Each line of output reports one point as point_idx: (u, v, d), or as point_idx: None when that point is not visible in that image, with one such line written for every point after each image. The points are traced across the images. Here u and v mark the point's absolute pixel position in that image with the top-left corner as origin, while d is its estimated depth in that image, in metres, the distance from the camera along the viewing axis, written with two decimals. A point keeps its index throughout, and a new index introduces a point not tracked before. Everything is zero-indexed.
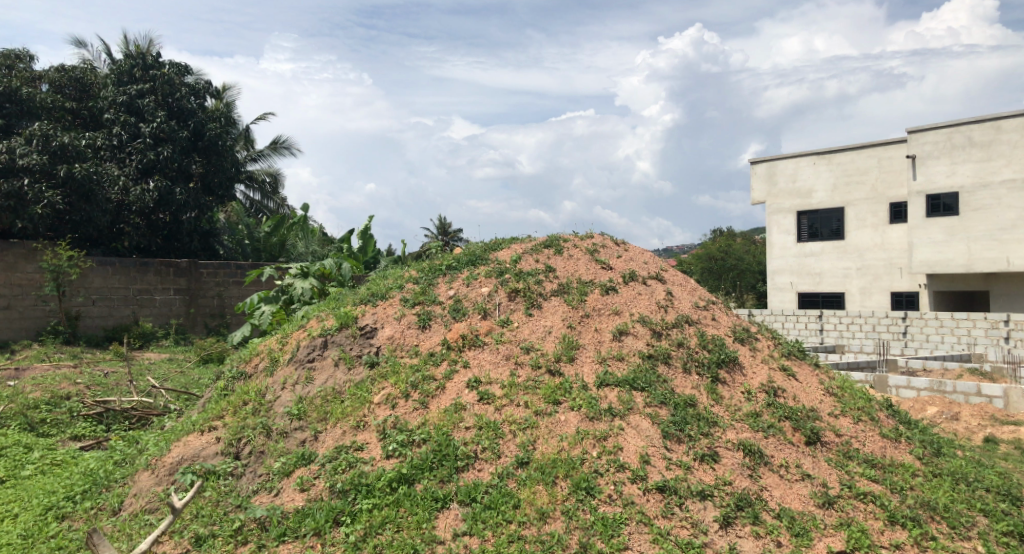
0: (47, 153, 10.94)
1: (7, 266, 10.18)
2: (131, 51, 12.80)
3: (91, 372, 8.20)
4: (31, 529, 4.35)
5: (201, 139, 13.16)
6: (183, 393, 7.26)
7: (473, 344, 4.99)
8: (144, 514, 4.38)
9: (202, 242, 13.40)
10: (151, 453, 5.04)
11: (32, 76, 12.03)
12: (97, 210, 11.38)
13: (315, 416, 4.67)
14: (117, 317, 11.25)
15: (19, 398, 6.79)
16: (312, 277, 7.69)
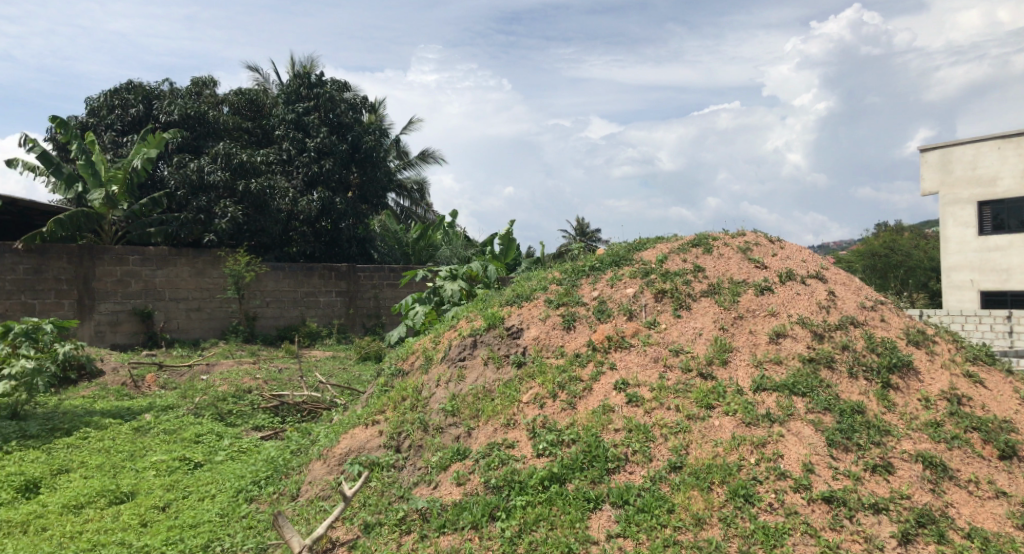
0: (229, 170, 12.04)
1: (197, 272, 11.21)
2: (298, 71, 13.84)
3: (267, 368, 8.97)
4: (226, 509, 4.83)
5: (358, 151, 13.99)
6: (347, 389, 7.76)
7: (620, 345, 4.98)
8: (319, 500, 4.75)
9: (359, 248, 14.22)
10: (323, 444, 5.45)
11: (216, 100, 13.30)
12: (269, 220, 12.37)
13: (468, 413, 4.86)
14: (287, 318, 12.20)
15: (210, 391, 7.57)
16: (461, 279, 7.96)
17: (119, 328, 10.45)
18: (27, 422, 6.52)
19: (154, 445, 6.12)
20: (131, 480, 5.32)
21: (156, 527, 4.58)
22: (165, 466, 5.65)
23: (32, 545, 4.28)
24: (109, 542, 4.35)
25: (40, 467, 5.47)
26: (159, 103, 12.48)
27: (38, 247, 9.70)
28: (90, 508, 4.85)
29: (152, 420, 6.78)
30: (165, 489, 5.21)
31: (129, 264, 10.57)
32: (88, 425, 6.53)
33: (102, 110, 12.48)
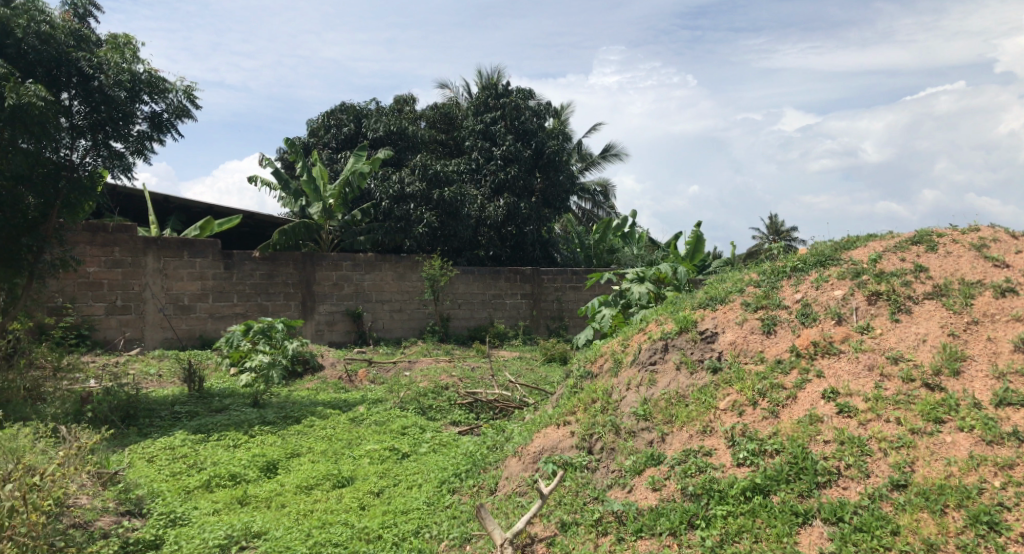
0: (425, 180, 12.78)
1: (398, 276, 11.99)
2: (486, 83, 14.38)
3: (463, 366, 9.38)
4: (432, 499, 5.13)
5: (542, 156, 14.22)
6: (536, 389, 7.90)
7: (828, 352, 4.66)
8: (516, 496, 4.89)
9: (543, 251, 14.54)
10: (518, 441, 5.61)
11: (415, 116, 14.24)
12: (461, 226, 12.98)
13: (661, 418, 4.78)
14: (478, 319, 12.71)
15: (413, 386, 8.07)
16: (649, 281, 7.80)
17: (333, 327, 11.43)
18: (264, 410, 7.31)
19: (367, 435, 6.64)
20: (350, 466, 5.81)
21: (373, 511, 4.95)
22: (377, 455, 6.11)
23: (275, 519, 4.80)
24: (334, 522, 4.76)
25: (276, 450, 6.11)
26: (367, 121, 13.58)
27: (270, 255, 10.84)
28: (317, 489, 5.34)
29: (365, 412, 7.35)
30: (379, 476, 5.63)
31: (342, 269, 11.51)
32: (313, 415, 7.20)
33: (320, 131, 13.78)
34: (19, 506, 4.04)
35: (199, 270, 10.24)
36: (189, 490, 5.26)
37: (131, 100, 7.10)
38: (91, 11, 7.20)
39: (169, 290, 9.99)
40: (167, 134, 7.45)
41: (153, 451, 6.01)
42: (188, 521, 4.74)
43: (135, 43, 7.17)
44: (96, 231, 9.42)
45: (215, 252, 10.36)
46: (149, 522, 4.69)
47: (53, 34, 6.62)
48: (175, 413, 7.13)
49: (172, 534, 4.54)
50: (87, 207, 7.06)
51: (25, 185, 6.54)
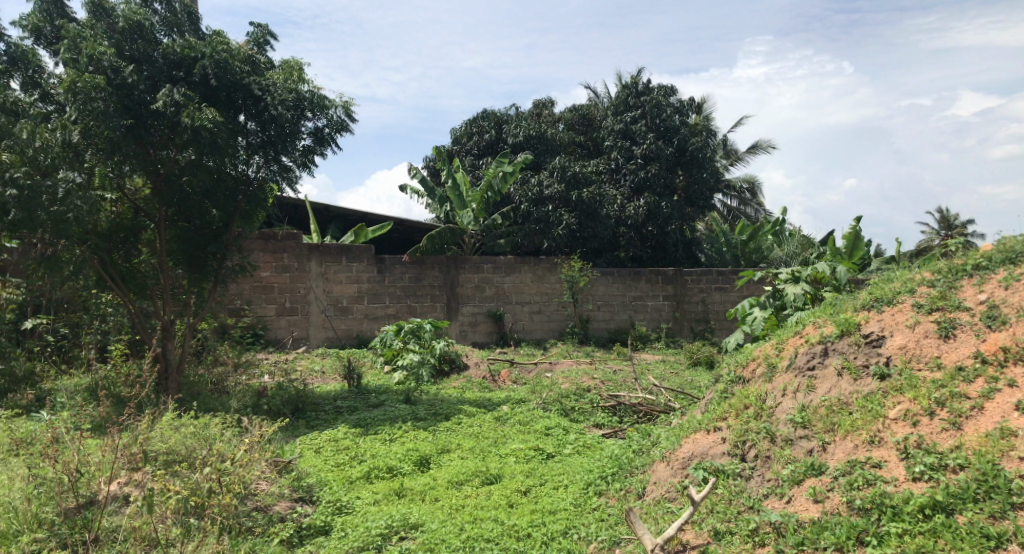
0: (564, 182, 12.79)
1: (538, 278, 12.07)
2: (626, 82, 14.16)
3: (604, 369, 9.29)
4: (579, 500, 5.11)
5: (684, 154, 13.83)
6: (681, 393, 7.67)
7: (1021, 359, 4.20)
8: (665, 502, 4.77)
9: (686, 251, 14.16)
10: (665, 446, 5.48)
11: (554, 119, 14.33)
12: (601, 226, 12.89)
13: (822, 426, 4.50)
14: (619, 321, 12.58)
15: (555, 388, 8.09)
16: (805, 282, 7.37)
17: (475, 328, 11.70)
18: (416, 406, 7.62)
19: (512, 435, 6.74)
20: (497, 464, 5.92)
21: (522, 509, 5.01)
22: (523, 454, 6.18)
23: (430, 512, 4.97)
24: (485, 518, 4.86)
25: (428, 446, 6.33)
26: (508, 127, 13.79)
27: (417, 259, 11.26)
28: (467, 485, 5.48)
29: (509, 412, 7.46)
30: (525, 475, 5.69)
31: (484, 272, 11.75)
32: (460, 413, 7.40)
33: (463, 137, 14.17)
34: (213, 487, 4.44)
35: (355, 273, 10.82)
36: (352, 480, 5.55)
37: (297, 118, 7.63)
38: (268, 39, 7.78)
39: (328, 293, 10.64)
40: (328, 147, 7.94)
41: (319, 442, 6.41)
42: (353, 509, 5.01)
43: (303, 65, 7.69)
44: (268, 239, 10.27)
45: (370, 256, 10.91)
46: (319, 509, 5.00)
47: (232, 61, 7.22)
48: (337, 407, 7.56)
49: (339, 521, 4.82)
50: (259, 218, 7.82)
51: (210, 199, 7.27)
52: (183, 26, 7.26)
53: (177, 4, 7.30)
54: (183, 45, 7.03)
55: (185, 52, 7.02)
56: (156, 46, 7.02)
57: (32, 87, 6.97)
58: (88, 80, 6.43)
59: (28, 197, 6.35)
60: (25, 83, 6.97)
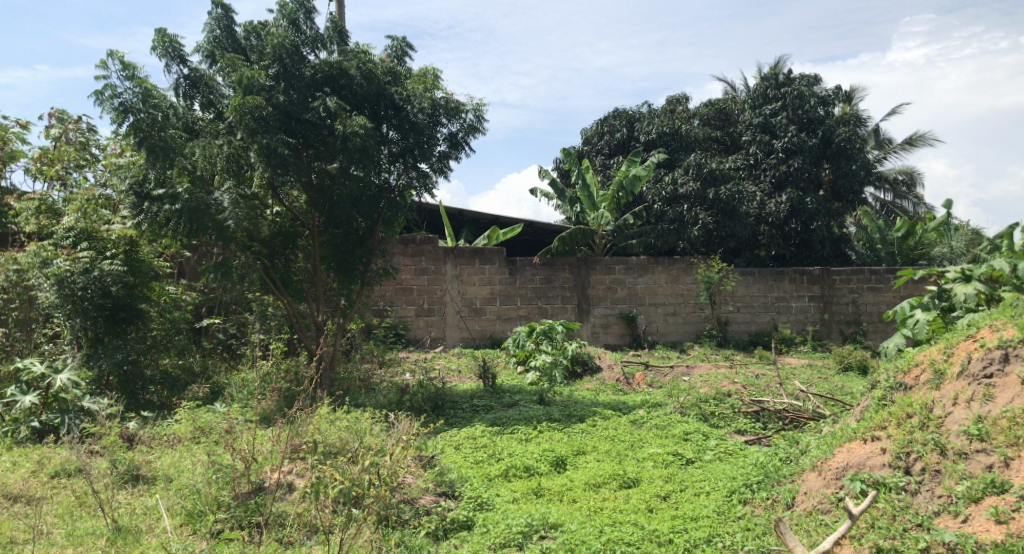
0: (699, 179, 12.51)
1: (673, 278, 11.81)
2: (765, 74, 13.61)
3: (746, 373, 8.94)
4: (722, 507, 4.94)
5: (830, 146, 13.08)
6: (832, 400, 7.24)
7: None
8: (818, 514, 4.52)
9: (833, 248, 13.41)
10: (817, 455, 5.19)
11: (688, 115, 13.98)
12: (740, 225, 12.46)
13: (1003, 440, 4.11)
14: (759, 323, 12.08)
15: (693, 392, 7.87)
16: (977, 281, 6.74)
17: (609, 329, 11.60)
18: (551, 407, 7.64)
19: (649, 439, 6.61)
20: (635, 468, 5.82)
21: (662, 514, 4.91)
22: (661, 458, 6.05)
23: (569, 512, 4.97)
24: (625, 521, 4.80)
25: (564, 447, 6.34)
26: (640, 125, 13.60)
27: (549, 261, 11.31)
28: (605, 488, 5.43)
29: (645, 415, 7.35)
30: (665, 480, 5.57)
31: (616, 273, 11.63)
32: (596, 415, 7.36)
33: (594, 137, 14.16)
34: (371, 479, 4.66)
35: (488, 275, 11.03)
36: (491, 477, 5.65)
37: (434, 125, 7.87)
38: (407, 50, 8.07)
39: (464, 294, 10.90)
40: (463, 151, 8.12)
41: (459, 439, 6.57)
42: (493, 506, 5.09)
43: (438, 74, 7.93)
44: (407, 243, 10.65)
45: (502, 258, 11.08)
46: (461, 504, 5.13)
47: (375, 73, 7.52)
48: (474, 406, 7.72)
49: (480, 517, 4.92)
50: (400, 223, 8.10)
51: (357, 209, 7.62)
52: (328, 45, 7.66)
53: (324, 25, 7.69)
54: (327, 63, 7.45)
55: (330, 68, 7.43)
56: (303, 64, 7.40)
57: (210, 107, 7.51)
58: (253, 101, 6.90)
59: (193, 206, 6.98)
60: (205, 102, 7.50)
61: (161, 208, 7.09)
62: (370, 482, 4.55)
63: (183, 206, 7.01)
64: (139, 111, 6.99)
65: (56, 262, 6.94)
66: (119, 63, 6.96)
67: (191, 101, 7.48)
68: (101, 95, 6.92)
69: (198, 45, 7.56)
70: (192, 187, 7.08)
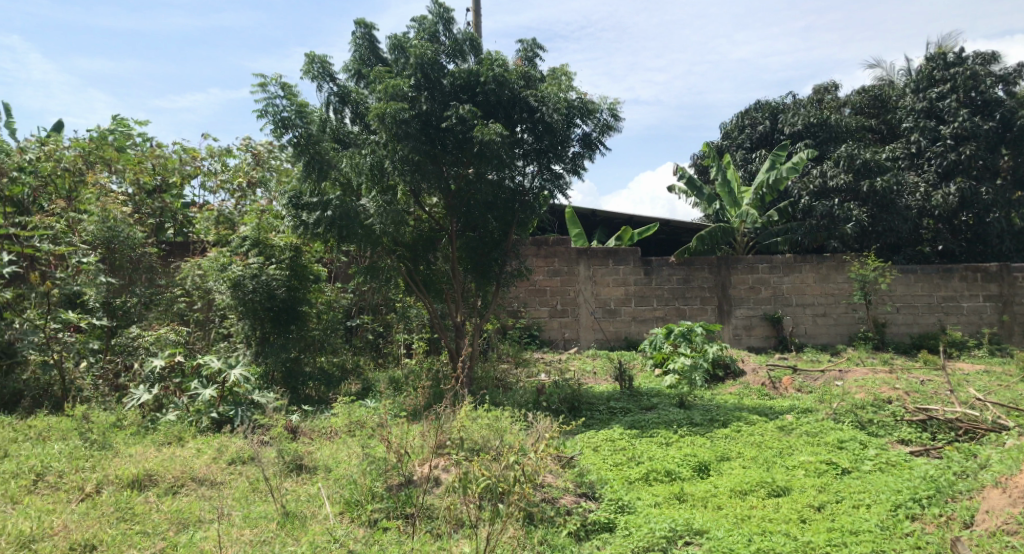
0: (852, 172, 11.74)
1: (823, 277, 11.17)
2: (931, 54, 12.48)
3: (908, 378, 8.27)
4: (887, 522, 4.59)
5: (1009, 129, 11.88)
6: (1014, 410, 6.55)
7: None
8: (1003, 535, 4.09)
9: (1014, 242, 12.19)
10: (999, 470, 4.73)
11: (838, 104, 13.19)
12: (899, 219, 11.66)
13: None
14: (922, 325, 11.20)
15: (848, 397, 7.38)
16: None
17: (752, 331, 11.13)
18: (691, 411, 7.42)
19: (800, 446, 6.27)
20: (785, 476, 5.52)
21: (817, 526, 4.63)
22: (815, 467, 5.72)
23: (714, 519, 4.79)
24: (776, 531, 4.57)
25: (707, 452, 6.13)
26: (784, 116, 12.94)
27: (686, 260, 11.02)
28: (753, 496, 5.20)
29: (794, 421, 6.98)
30: (819, 490, 5.25)
31: (759, 272, 11.14)
32: (741, 420, 7.07)
33: (734, 131, 13.63)
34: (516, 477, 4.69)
35: (623, 276, 10.88)
36: (631, 480, 5.55)
37: (568, 125, 7.82)
38: (536, 51, 8.10)
39: (598, 295, 10.83)
40: (597, 149, 8.06)
41: (598, 441, 6.51)
42: (635, 510, 5.00)
43: (569, 72, 7.89)
44: (541, 244, 10.72)
45: (637, 258, 10.90)
46: (602, 506, 5.06)
47: (512, 78, 7.60)
48: (611, 408, 7.63)
49: (622, 520, 4.84)
50: (533, 224, 8.20)
51: (492, 213, 7.86)
52: (465, 52, 7.82)
53: (459, 33, 7.83)
54: (465, 69, 7.58)
55: (467, 75, 7.57)
56: (443, 74, 7.59)
57: (358, 119, 7.86)
58: (393, 107, 7.12)
59: (343, 215, 7.40)
60: (354, 116, 7.86)
61: (314, 215, 7.50)
62: (515, 479, 4.60)
63: (333, 214, 7.39)
64: (298, 126, 7.41)
65: (232, 267, 7.58)
66: (278, 84, 7.43)
67: (341, 115, 7.88)
68: (262, 115, 7.42)
69: (346, 64, 7.93)
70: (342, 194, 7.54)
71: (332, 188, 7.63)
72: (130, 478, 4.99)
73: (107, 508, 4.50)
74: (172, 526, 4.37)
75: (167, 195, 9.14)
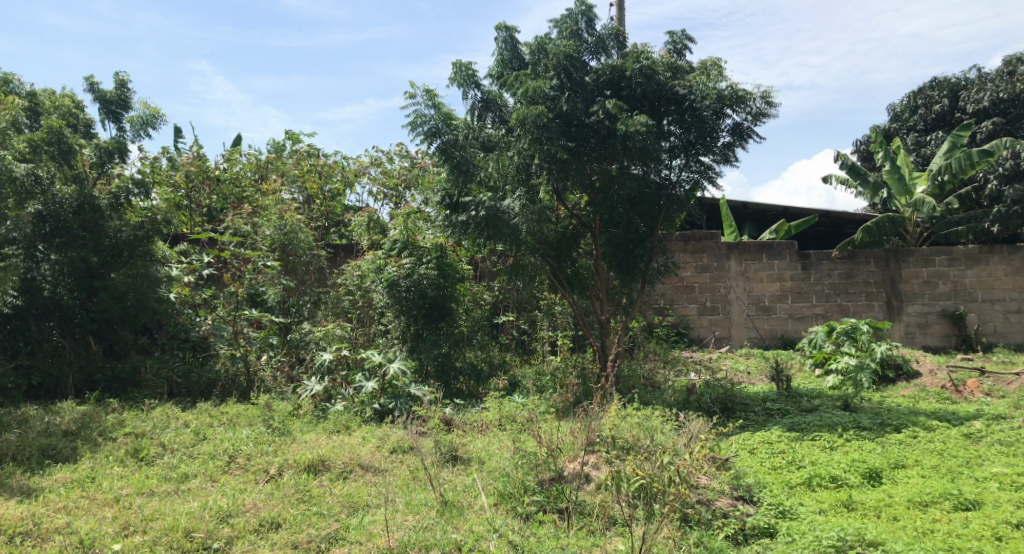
0: None
1: (1015, 270, 10.16)
2: None
3: None
4: None
5: None
6: None
7: None
8: None
9: None
10: None
11: None
12: None
13: None
14: None
15: None
16: None
17: (929, 329, 10.28)
18: (859, 414, 6.96)
19: (990, 457, 5.71)
20: (973, 489, 5.05)
21: (1016, 545, 4.20)
22: (1009, 480, 5.19)
23: (890, 531, 4.47)
24: (965, 548, 4.20)
25: (878, 458, 5.73)
26: (966, 93, 11.95)
27: (850, 253, 10.34)
28: (935, 508, 4.81)
29: (982, 428, 6.37)
30: (1015, 505, 4.76)
31: (936, 265, 10.28)
32: (916, 425, 6.55)
33: (905, 113, 12.80)
34: (674, 477, 4.62)
35: (778, 271, 10.40)
36: (792, 485, 5.30)
37: (718, 115, 7.56)
38: (686, 42, 7.90)
39: (751, 292, 10.40)
40: (749, 139, 7.75)
41: (754, 443, 6.26)
42: (798, 516, 4.76)
43: (720, 62, 7.62)
44: (688, 239, 10.45)
45: (793, 252, 10.36)
46: (761, 510, 4.86)
47: (657, 70, 7.47)
48: (768, 410, 7.31)
49: (784, 525, 4.62)
50: (680, 219, 8.09)
51: (638, 208, 7.80)
52: (608, 47, 7.75)
53: (603, 30, 7.78)
54: (609, 65, 7.51)
55: (612, 71, 7.51)
56: (586, 72, 7.58)
57: (501, 123, 7.96)
58: (536, 111, 7.11)
59: (491, 217, 7.49)
60: (497, 121, 7.97)
61: (463, 218, 7.71)
62: (670, 479, 4.55)
63: (480, 217, 7.53)
64: (445, 133, 7.65)
65: (388, 268, 8.03)
66: (425, 94, 7.74)
67: (484, 120, 7.98)
68: (411, 124, 7.74)
69: (489, 69, 8.10)
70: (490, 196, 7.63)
71: (479, 190, 7.76)
72: (307, 463, 5.39)
73: (289, 489, 4.90)
74: (345, 508, 4.67)
75: (329, 201, 9.76)
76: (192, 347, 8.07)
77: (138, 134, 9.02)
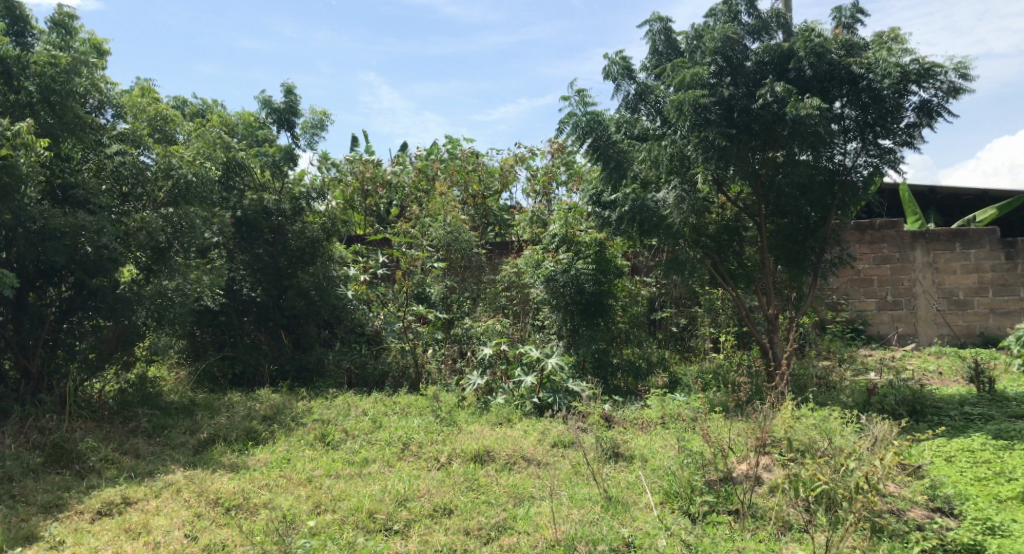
0: None
1: None
2: None
3: None
4: None
5: None
6: None
7: None
8: None
9: None
10: None
11: None
12: None
13: None
14: None
15: None
16: None
17: None
18: None
19: None
20: None
21: None
22: None
23: None
24: None
25: None
26: None
27: None
28: None
29: None
30: None
31: None
32: None
33: None
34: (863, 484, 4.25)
35: (975, 261, 9.41)
36: (1001, 499, 4.72)
37: (901, 94, 6.89)
38: (857, 16, 7.31)
39: (941, 285, 9.47)
40: (938, 117, 6.99)
41: (951, 451, 5.65)
42: (1010, 533, 4.23)
43: (900, 34, 7.01)
44: (865, 229, 9.67)
45: (994, 241, 9.32)
46: (964, 525, 4.36)
47: (829, 48, 6.93)
48: (967, 414, 6.59)
49: (994, 543, 4.13)
50: (858, 208, 7.44)
51: (807, 197, 7.28)
52: (772, 29, 7.31)
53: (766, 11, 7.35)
54: (774, 46, 7.08)
55: (777, 53, 7.07)
56: (747, 55, 7.19)
57: (657, 115, 7.63)
58: (692, 95, 6.84)
59: (639, 210, 7.42)
60: (652, 112, 7.65)
61: (613, 213, 7.70)
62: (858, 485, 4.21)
63: (627, 211, 7.49)
64: (596, 132, 7.61)
65: (545, 263, 8.08)
66: (577, 95, 7.68)
67: (638, 112, 7.70)
68: (563, 122, 7.71)
69: (644, 62, 7.90)
70: (638, 189, 7.59)
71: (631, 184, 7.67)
72: (473, 453, 5.51)
73: (459, 477, 5.03)
74: (511, 499, 4.72)
75: (487, 199, 9.98)
76: (367, 340, 8.56)
77: (311, 139, 9.66)
